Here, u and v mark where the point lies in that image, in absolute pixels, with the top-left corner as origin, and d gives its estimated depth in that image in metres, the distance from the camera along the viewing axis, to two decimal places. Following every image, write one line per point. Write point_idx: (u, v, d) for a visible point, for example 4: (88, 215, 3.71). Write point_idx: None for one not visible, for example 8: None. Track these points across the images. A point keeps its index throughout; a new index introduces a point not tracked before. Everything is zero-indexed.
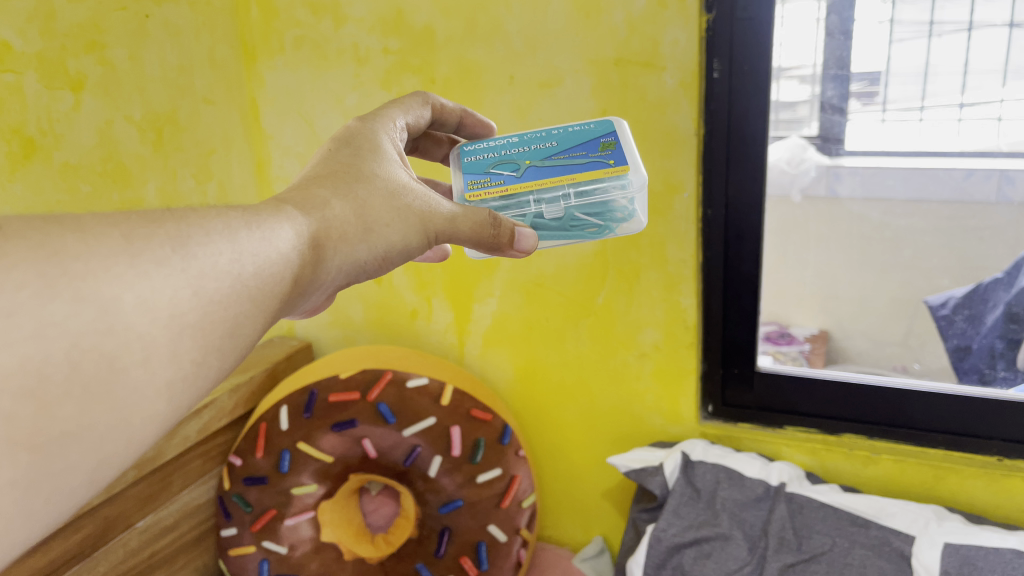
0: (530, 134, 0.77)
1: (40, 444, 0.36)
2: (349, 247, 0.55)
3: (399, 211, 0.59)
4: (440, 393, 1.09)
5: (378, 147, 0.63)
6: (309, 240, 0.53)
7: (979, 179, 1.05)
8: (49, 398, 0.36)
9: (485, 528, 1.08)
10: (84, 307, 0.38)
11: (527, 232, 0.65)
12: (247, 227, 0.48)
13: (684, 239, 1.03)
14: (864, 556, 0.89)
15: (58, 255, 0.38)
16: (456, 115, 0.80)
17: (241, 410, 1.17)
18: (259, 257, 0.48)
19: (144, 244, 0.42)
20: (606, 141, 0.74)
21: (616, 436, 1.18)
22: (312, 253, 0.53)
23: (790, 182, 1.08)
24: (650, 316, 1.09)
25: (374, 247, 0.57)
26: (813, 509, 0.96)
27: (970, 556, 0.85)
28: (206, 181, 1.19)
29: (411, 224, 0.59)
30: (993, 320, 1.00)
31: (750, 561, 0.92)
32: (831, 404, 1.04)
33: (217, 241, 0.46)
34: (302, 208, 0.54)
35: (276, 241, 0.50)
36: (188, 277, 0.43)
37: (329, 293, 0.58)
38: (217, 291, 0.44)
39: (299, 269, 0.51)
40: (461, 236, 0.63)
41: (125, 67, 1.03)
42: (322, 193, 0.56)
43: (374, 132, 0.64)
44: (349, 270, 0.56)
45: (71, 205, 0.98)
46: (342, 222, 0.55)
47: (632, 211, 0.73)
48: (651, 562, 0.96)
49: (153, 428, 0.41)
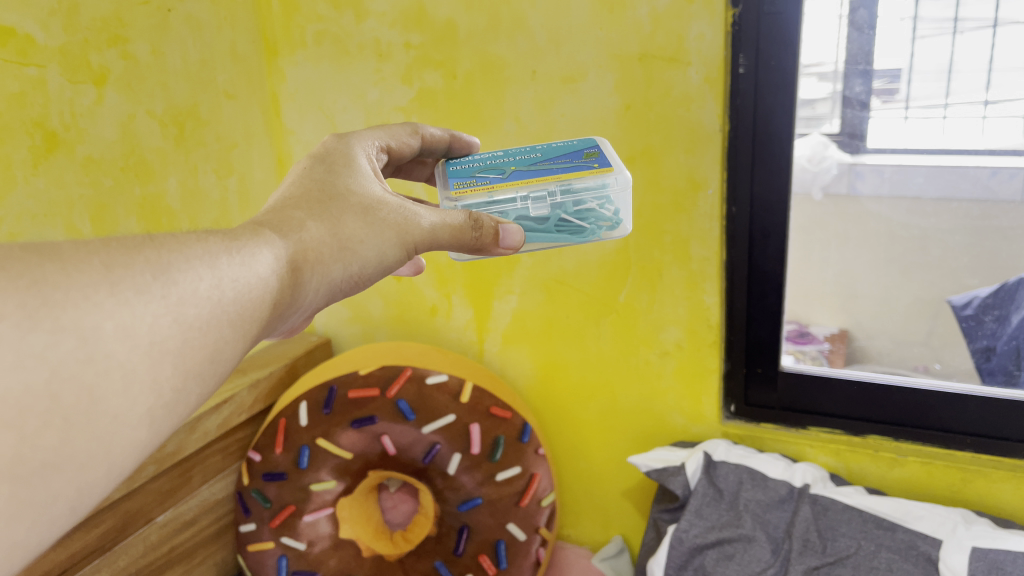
0: (516, 151, 0.77)
1: (22, 474, 0.35)
2: (327, 268, 0.53)
3: (377, 226, 0.57)
4: (459, 390, 1.08)
5: (354, 165, 0.61)
6: (288, 262, 0.51)
7: (1004, 178, 0.96)
8: (29, 430, 0.35)
9: (504, 526, 1.07)
10: (65, 337, 0.37)
11: (512, 227, 0.63)
12: (226, 252, 0.47)
13: (707, 237, 1.02)
14: (890, 560, 0.87)
15: (36, 284, 0.37)
16: (444, 143, 0.78)
17: (260, 406, 1.17)
18: (239, 279, 0.46)
19: (125, 272, 0.40)
20: (589, 151, 0.75)
21: (637, 435, 1.17)
22: (289, 274, 0.51)
23: (811, 180, 1.01)
24: (673, 314, 1.08)
25: (351, 266, 0.55)
26: (838, 510, 0.94)
27: (999, 561, 0.83)
28: (227, 175, 1.19)
29: (389, 238, 0.58)
30: (1020, 319, 0.98)
31: (773, 563, 0.91)
32: (856, 405, 1.02)
33: (197, 267, 0.44)
34: (280, 231, 0.52)
35: (256, 262, 0.48)
36: (168, 304, 0.41)
37: (308, 315, 0.56)
38: (197, 317, 0.43)
39: (278, 293, 0.49)
40: (442, 241, 0.61)
41: (147, 61, 1.03)
42: (297, 215, 0.54)
43: (349, 148, 0.63)
44: (327, 291, 0.55)
45: (94, 199, 0.98)
46: (318, 243, 0.54)
47: (618, 219, 0.72)
48: (672, 563, 0.96)
49: (135, 456, 0.40)
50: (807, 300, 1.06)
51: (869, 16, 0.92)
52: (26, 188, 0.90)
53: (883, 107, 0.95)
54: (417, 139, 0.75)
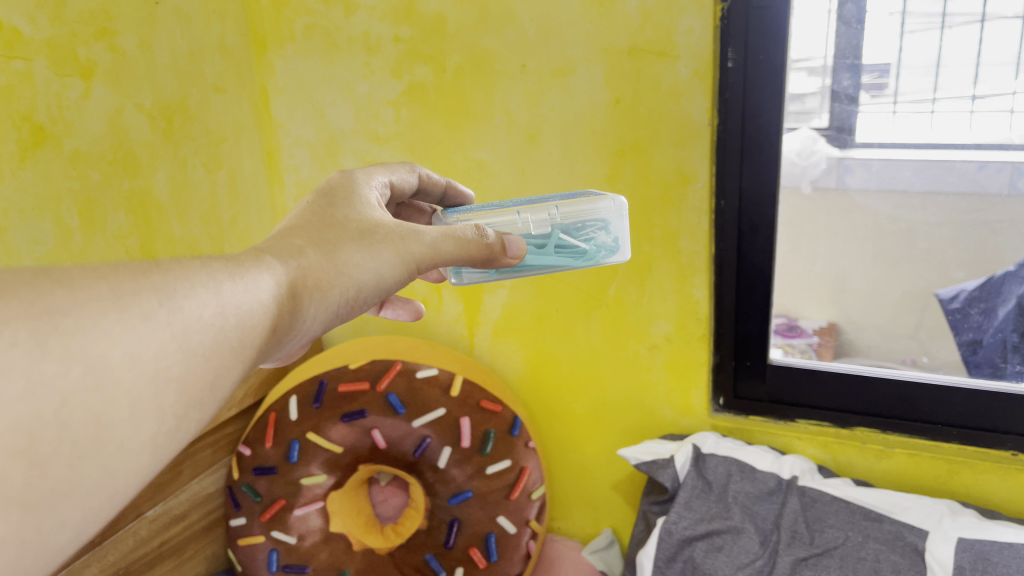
0: (518, 198, 0.80)
1: (32, 500, 0.35)
2: (325, 295, 0.53)
3: (376, 250, 0.57)
4: (449, 384, 1.09)
5: (353, 198, 0.61)
6: (288, 291, 0.51)
7: (991, 172, 0.95)
8: (39, 456, 0.35)
9: (494, 519, 1.07)
10: (73, 364, 0.36)
11: (515, 240, 0.65)
12: (230, 278, 0.46)
13: (697, 231, 1.03)
14: (878, 551, 0.89)
15: (47, 311, 0.37)
16: (441, 188, 0.79)
17: (250, 400, 1.17)
18: (242, 305, 0.46)
19: (132, 297, 0.40)
20: (583, 192, 0.78)
21: (627, 428, 1.17)
22: (290, 301, 0.51)
23: (800, 173, 1.02)
24: (663, 308, 1.08)
25: (347, 291, 0.55)
26: (825, 502, 0.95)
27: (984, 551, 0.84)
28: (216, 170, 1.18)
29: (389, 260, 0.57)
30: (1006, 312, 0.98)
31: (762, 555, 0.92)
32: (844, 398, 1.03)
33: (201, 293, 0.44)
34: (279, 256, 0.52)
35: (258, 287, 0.48)
36: (173, 331, 0.41)
37: (307, 341, 0.56)
38: (200, 344, 0.43)
39: (276, 318, 0.49)
40: (452, 254, 0.60)
41: (135, 55, 1.02)
42: (296, 242, 0.54)
43: (355, 184, 0.64)
44: (326, 318, 0.54)
45: (82, 192, 0.97)
46: (317, 269, 0.53)
47: (616, 245, 0.73)
48: (661, 555, 0.96)
49: (137, 479, 0.40)
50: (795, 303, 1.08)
51: (857, 10, 0.92)
52: (14, 182, 0.90)
53: (872, 101, 0.96)
54: (412, 180, 0.74)
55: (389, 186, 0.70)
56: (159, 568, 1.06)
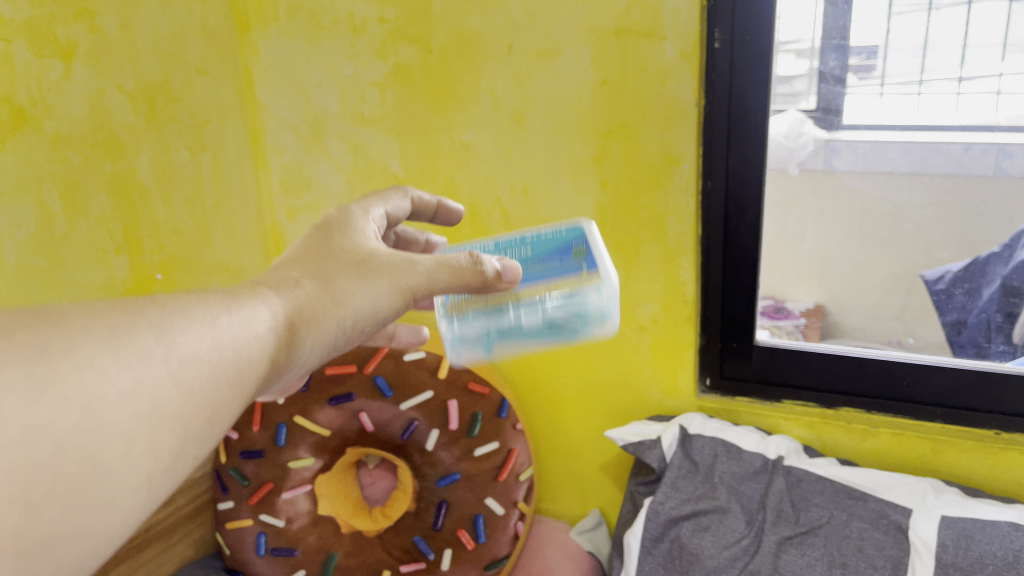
0: (507, 238, 0.77)
1: (29, 548, 0.34)
2: (321, 326, 0.52)
3: (372, 280, 0.56)
4: (437, 367, 1.09)
5: (350, 228, 0.60)
6: (286, 321, 0.51)
7: (977, 153, 0.98)
8: (34, 501, 0.34)
9: (483, 501, 1.07)
10: (69, 409, 0.36)
11: (510, 265, 0.63)
12: (226, 311, 0.47)
13: (683, 212, 1.03)
14: (862, 529, 0.89)
15: (43, 354, 0.36)
16: (432, 208, 0.77)
17: None
18: (238, 339, 0.46)
19: (129, 337, 0.40)
20: (577, 246, 0.74)
21: (614, 409, 1.18)
22: (287, 328, 0.50)
23: (788, 155, 1.00)
24: (649, 290, 1.08)
25: (344, 320, 0.54)
26: (810, 482, 0.96)
27: (967, 529, 0.85)
28: (200, 152, 1.17)
29: (385, 289, 0.56)
30: (990, 294, 1.00)
31: (747, 534, 0.93)
32: (830, 378, 1.03)
33: (197, 328, 0.44)
34: (276, 289, 0.52)
35: (253, 320, 0.48)
36: (169, 368, 0.41)
37: (308, 370, 0.56)
38: (197, 379, 0.43)
39: (272, 352, 0.49)
40: (442, 283, 0.58)
41: (115, 36, 1.01)
42: (294, 275, 0.54)
43: (355, 212, 0.63)
44: (324, 348, 0.54)
45: (64, 175, 0.96)
46: (313, 300, 0.53)
47: (607, 318, 0.74)
48: (648, 535, 0.98)
49: (134, 519, 0.40)
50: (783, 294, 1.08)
51: None
52: None
53: (860, 83, 0.96)
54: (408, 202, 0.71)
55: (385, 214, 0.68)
56: (147, 553, 1.05)
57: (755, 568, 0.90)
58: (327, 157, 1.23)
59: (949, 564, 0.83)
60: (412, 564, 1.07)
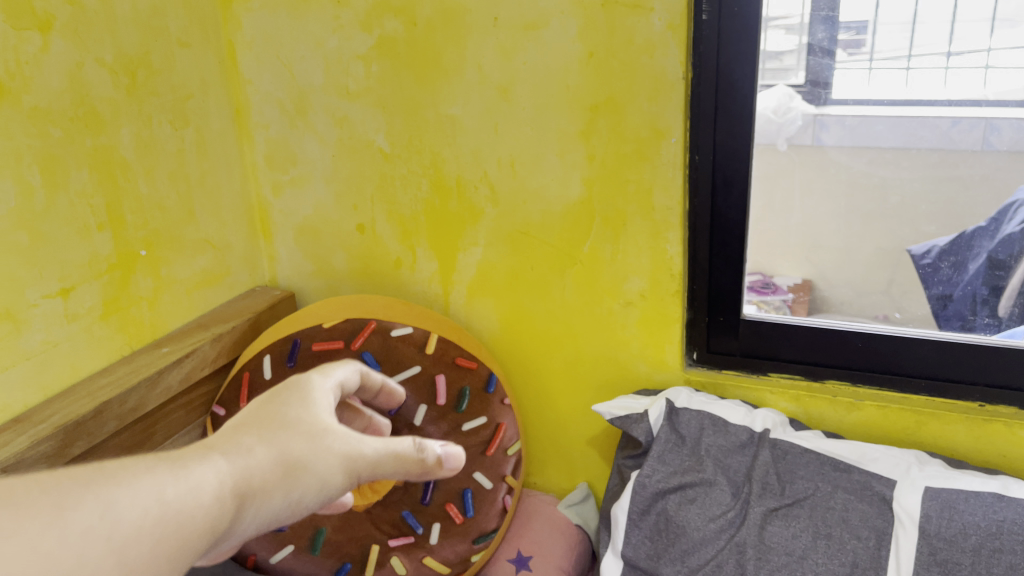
0: None
1: None
2: (266, 501, 0.47)
3: (321, 454, 0.51)
4: (424, 342, 1.09)
5: (308, 396, 0.54)
6: (234, 491, 0.45)
7: (965, 128, 0.96)
8: None
9: (470, 475, 1.08)
10: None
11: (456, 452, 0.60)
12: (173, 479, 0.42)
13: (670, 186, 1.02)
14: (846, 500, 0.90)
15: None
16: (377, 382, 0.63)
17: (223, 360, 1.15)
18: (184, 507, 0.42)
19: (74, 514, 0.37)
20: None
21: (601, 383, 1.18)
22: (234, 505, 0.45)
23: (776, 131, 1.00)
24: (637, 265, 1.08)
25: (290, 498, 0.48)
26: (796, 454, 0.96)
27: (951, 500, 0.86)
28: (182, 127, 1.15)
29: (333, 464, 0.51)
30: (976, 267, 1.00)
31: (733, 507, 0.94)
32: (817, 352, 1.04)
33: (143, 498, 0.40)
34: (225, 454, 0.46)
35: (201, 487, 0.43)
36: (111, 546, 0.38)
37: (238, 544, 0.49)
38: (137, 554, 0.39)
39: (213, 523, 0.43)
40: (385, 467, 0.56)
41: (94, 8, 0.99)
42: (245, 439, 0.49)
43: (310, 376, 0.56)
44: (260, 525, 0.47)
45: (43, 150, 0.94)
46: (260, 473, 0.47)
47: None
48: (635, 508, 0.98)
49: None
50: (770, 267, 1.07)
51: None
52: None
53: (849, 59, 0.95)
54: (376, 378, 0.64)
55: (342, 383, 0.59)
56: None
57: (741, 540, 0.91)
58: (311, 131, 1.22)
59: (933, 534, 0.84)
60: (401, 537, 1.07)
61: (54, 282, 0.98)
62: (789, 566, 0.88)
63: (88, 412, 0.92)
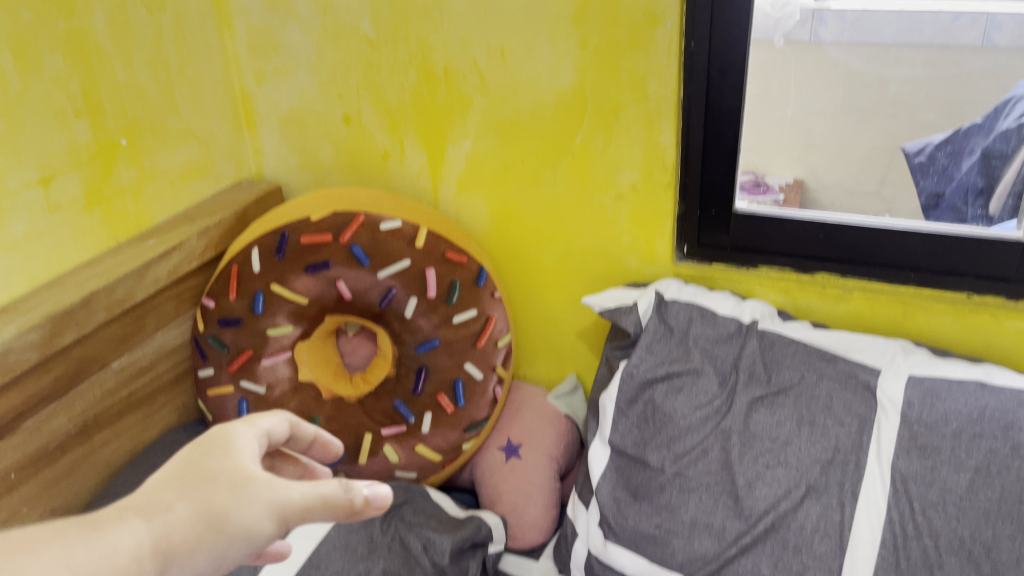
0: None
1: None
2: (189, 560, 0.47)
3: (241, 504, 0.50)
4: (414, 236, 1.07)
5: (232, 447, 0.54)
6: (153, 550, 0.46)
7: (966, 23, 0.94)
8: None
9: (462, 366, 1.09)
10: None
11: (383, 490, 0.56)
12: (85, 543, 0.43)
13: (664, 74, 1.00)
14: (831, 388, 0.92)
15: None
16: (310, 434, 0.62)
17: (212, 254, 1.14)
18: (98, 569, 0.43)
19: None
20: None
21: (592, 277, 1.18)
22: (154, 564, 0.45)
23: (774, 26, 0.97)
24: (629, 157, 1.06)
25: (211, 554, 0.49)
26: (784, 345, 0.97)
27: (933, 388, 0.88)
28: (159, 11, 1.10)
29: (261, 514, 0.51)
30: (971, 162, 0.98)
31: (720, 395, 0.96)
32: (808, 245, 1.03)
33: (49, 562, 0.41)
34: (144, 515, 0.47)
35: (116, 549, 0.44)
36: None
37: None
38: None
39: None
40: (315, 513, 0.54)
41: None
42: (166, 495, 0.49)
43: (233, 428, 0.55)
44: None
45: (14, 32, 0.90)
46: (180, 530, 0.48)
47: None
48: (623, 396, 1.01)
49: None
50: (763, 157, 1.06)
51: None
52: None
53: None
54: (309, 429, 0.63)
55: (268, 433, 0.58)
56: (130, 418, 1.05)
57: (727, 427, 0.94)
58: (294, 17, 1.17)
59: (914, 420, 0.87)
60: (393, 427, 1.10)
61: (34, 170, 0.95)
62: (772, 452, 0.91)
63: (76, 301, 0.91)
